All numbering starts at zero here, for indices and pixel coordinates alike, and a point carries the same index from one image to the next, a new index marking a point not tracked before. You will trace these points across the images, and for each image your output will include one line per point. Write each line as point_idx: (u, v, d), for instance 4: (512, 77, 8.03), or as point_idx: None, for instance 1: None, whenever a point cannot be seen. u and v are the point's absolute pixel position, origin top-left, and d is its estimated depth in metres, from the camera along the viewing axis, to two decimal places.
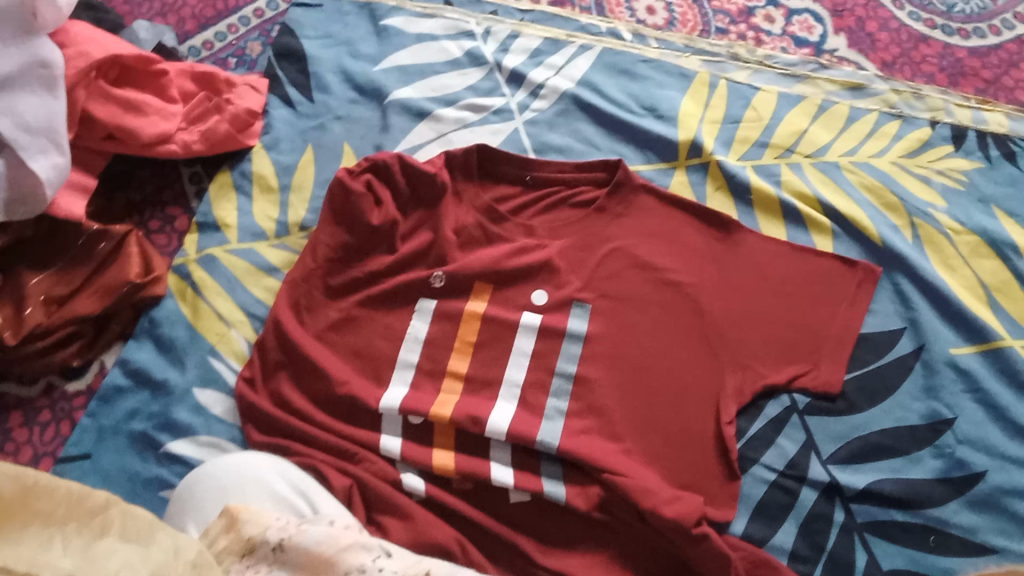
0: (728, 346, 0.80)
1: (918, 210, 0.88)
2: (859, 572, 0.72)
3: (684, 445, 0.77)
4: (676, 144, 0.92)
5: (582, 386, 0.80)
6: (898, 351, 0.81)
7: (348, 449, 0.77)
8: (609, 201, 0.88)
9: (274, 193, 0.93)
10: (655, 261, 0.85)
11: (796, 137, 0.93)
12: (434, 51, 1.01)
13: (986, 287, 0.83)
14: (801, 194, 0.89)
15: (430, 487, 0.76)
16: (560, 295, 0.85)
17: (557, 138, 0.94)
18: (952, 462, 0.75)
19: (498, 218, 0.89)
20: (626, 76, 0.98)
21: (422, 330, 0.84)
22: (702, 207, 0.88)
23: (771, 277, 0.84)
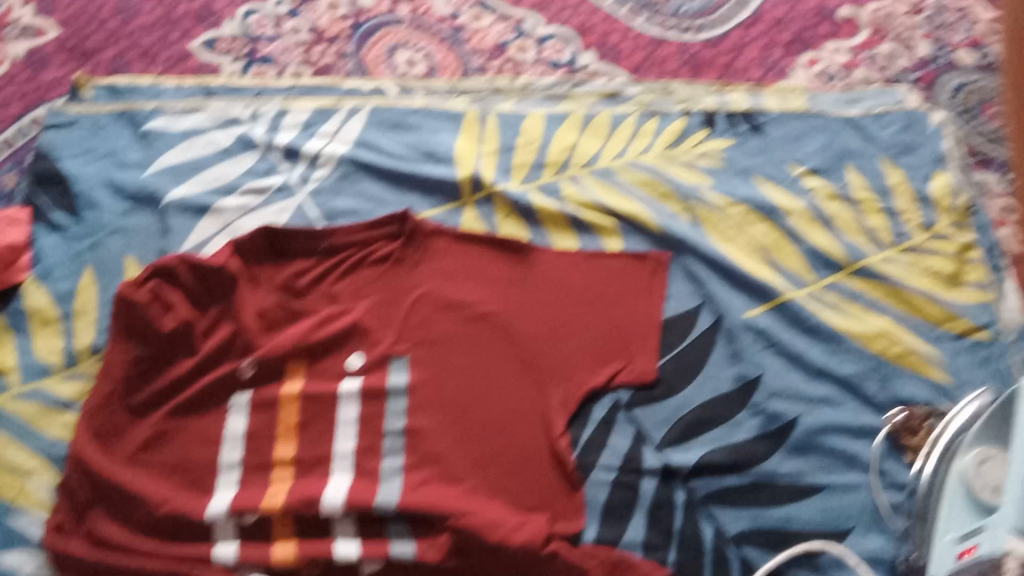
0: (546, 363, 0.83)
1: (689, 194, 0.94)
2: (708, 546, 0.75)
3: (524, 467, 0.77)
4: (458, 182, 0.94)
5: (414, 438, 0.79)
6: (700, 327, 0.86)
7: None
8: (405, 252, 0.90)
9: (55, 324, 0.88)
10: (461, 298, 0.87)
11: (568, 152, 0.97)
12: (202, 144, 0.97)
13: (763, 250, 0.90)
14: (584, 203, 0.93)
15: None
16: (375, 354, 0.84)
17: (345, 202, 0.94)
18: (768, 417, 0.81)
19: (298, 294, 0.88)
20: (398, 128, 0.99)
21: (241, 425, 0.81)
22: (494, 236, 0.90)
23: (572, 287, 0.87)
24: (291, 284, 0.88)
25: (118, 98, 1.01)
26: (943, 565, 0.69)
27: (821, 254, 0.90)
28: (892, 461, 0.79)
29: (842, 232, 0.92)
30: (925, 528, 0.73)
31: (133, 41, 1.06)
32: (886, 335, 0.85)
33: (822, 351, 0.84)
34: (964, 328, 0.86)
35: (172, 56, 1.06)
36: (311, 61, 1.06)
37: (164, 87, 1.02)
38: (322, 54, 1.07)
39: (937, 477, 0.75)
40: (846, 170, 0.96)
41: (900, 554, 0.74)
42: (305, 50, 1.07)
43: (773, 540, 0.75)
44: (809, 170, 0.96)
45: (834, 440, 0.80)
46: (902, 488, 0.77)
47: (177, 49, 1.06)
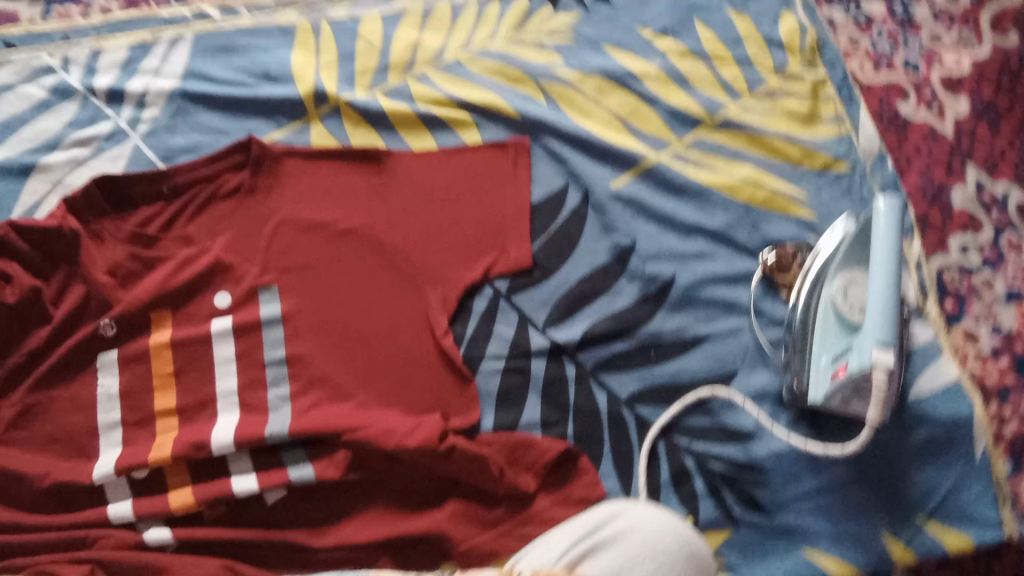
0: (420, 266, 0.82)
1: (541, 74, 0.91)
2: (604, 412, 0.76)
3: (413, 372, 0.77)
4: (300, 99, 0.89)
5: (297, 365, 0.77)
6: (569, 205, 0.86)
7: (77, 535, 0.68)
8: (256, 179, 0.85)
9: None
10: (323, 217, 0.84)
11: (411, 51, 0.92)
12: (14, 100, 0.89)
13: (621, 118, 0.90)
14: (435, 99, 0.90)
15: (176, 532, 0.69)
16: (243, 287, 0.80)
17: (182, 140, 0.88)
18: (645, 281, 0.81)
19: (148, 241, 0.82)
20: (228, 52, 0.92)
21: (114, 384, 0.76)
22: (347, 148, 0.87)
23: (435, 188, 0.85)
24: (140, 232, 0.82)
25: None
26: (823, 386, 0.71)
27: (680, 114, 0.89)
28: (769, 301, 0.80)
29: (697, 88, 0.91)
30: (801, 355, 0.75)
31: None
32: (751, 182, 0.85)
33: (690, 208, 0.85)
34: (824, 163, 0.86)
35: None
36: None
37: None
38: None
39: (810, 305, 0.76)
40: (696, 25, 0.94)
41: (783, 384, 0.76)
42: None
43: (665, 395, 0.77)
44: (657, 32, 0.94)
45: (712, 290, 0.81)
46: (780, 324, 0.79)
47: None
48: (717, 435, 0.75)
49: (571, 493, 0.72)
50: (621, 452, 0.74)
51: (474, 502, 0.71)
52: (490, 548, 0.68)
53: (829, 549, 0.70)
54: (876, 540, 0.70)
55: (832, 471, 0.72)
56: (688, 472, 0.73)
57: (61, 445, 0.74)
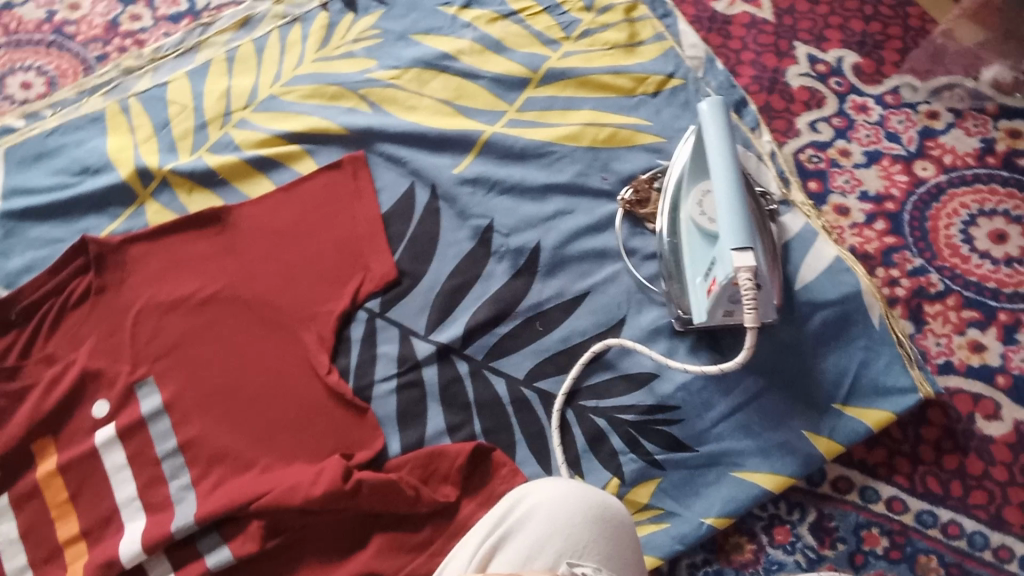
0: (288, 312, 0.79)
1: (358, 83, 0.89)
2: (506, 399, 0.74)
3: (309, 419, 0.75)
4: (126, 183, 0.86)
5: (192, 448, 0.75)
6: (420, 203, 0.83)
7: None
8: (103, 277, 0.81)
9: None
10: (179, 292, 0.81)
11: (225, 99, 0.90)
12: None
13: (449, 102, 0.87)
14: (261, 141, 0.87)
15: None
16: (118, 390, 0.77)
17: (19, 261, 0.84)
18: (513, 255, 0.79)
19: (9, 372, 0.78)
20: (43, 158, 0.89)
21: (13, 527, 0.73)
22: (185, 217, 0.84)
23: (284, 229, 0.83)
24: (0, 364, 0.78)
25: None
26: (702, 306, 0.69)
27: (504, 79, 0.87)
28: (638, 238, 0.79)
29: (514, 49, 0.89)
30: (679, 282, 0.73)
31: None
32: (590, 125, 0.84)
33: (538, 168, 0.83)
34: (657, 83, 0.86)
35: None
36: None
37: None
38: None
39: (674, 230, 0.75)
40: None
41: (672, 315, 0.74)
42: None
43: (561, 363, 0.75)
44: (461, 6, 0.92)
45: (582, 244, 0.79)
46: (653, 257, 0.78)
47: None
48: (621, 386, 0.73)
49: (493, 490, 0.70)
50: (533, 432, 0.73)
51: (400, 529, 0.69)
52: (426, 570, 0.66)
53: (758, 466, 0.68)
54: (799, 440, 0.69)
55: (742, 385, 0.71)
56: (603, 431, 0.71)
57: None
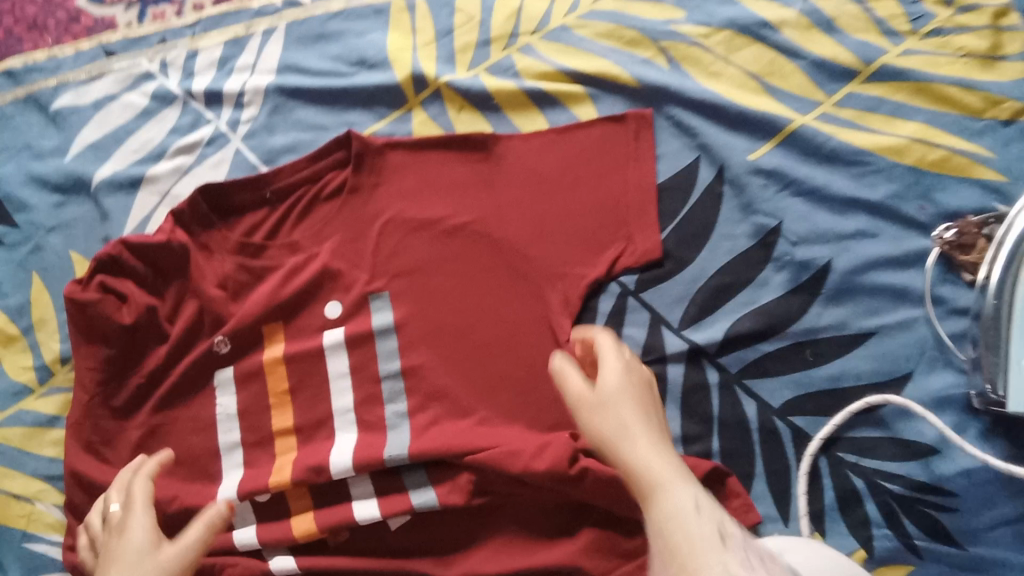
0: (537, 264, 0.74)
1: (660, 33, 0.80)
2: (754, 424, 0.67)
3: (538, 384, 0.71)
4: (399, 86, 0.82)
5: (414, 378, 0.72)
6: (701, 184, 0.75)
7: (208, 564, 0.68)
8: (359, 178, 0.78)
9: (16, 342, 0.80)
10: (431, 214, 0.77)
11: (514, 19, 0.83)
12: (119, 110, 0.88)
13: (757, 78, 0.78)
14: (543, 73, 0.81)
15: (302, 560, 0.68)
16: (353, 296, 0.76)
17: (283, 139, 0.84)
18: (796, 268, 0.71)
19: (255, 250, 0.78)
20: (321, 40, 0.87)
21: (232, 402, 0.74)
22: (451, 135, 0.79)
23: (550, 173, 0.77)
24: (246, 243, 0.78)
25: (17, 82, 0.91)
26: None
27: (827, 64, 0.77)
28: (949, 286, 0.68)
29: (847, 32, 0.77)
30: (994, 355, 0.63)
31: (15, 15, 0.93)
32: (918, 142, 0.72)
33: (846, 177, 0.73)
34: (1013, 111, 0.72)
35: (60, 19, 0.92)
36: None
37: (62, 56, 0.91)
38: None
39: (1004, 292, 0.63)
40: None
41: (972, 389, 0.65)
42: None
43: (826, 404, 0.67)
44: None
45: (878, 276, 0.69)
46: (963, 313, 0.67)
47: (64, 10, 0.93)
48: (889, 449, 0.65)
49: None
50: (776, 470, 0.66)
51: (611, 530, 0.65)
52: None
53: None
54: None
55: None
56: (858, 494, 0.64)
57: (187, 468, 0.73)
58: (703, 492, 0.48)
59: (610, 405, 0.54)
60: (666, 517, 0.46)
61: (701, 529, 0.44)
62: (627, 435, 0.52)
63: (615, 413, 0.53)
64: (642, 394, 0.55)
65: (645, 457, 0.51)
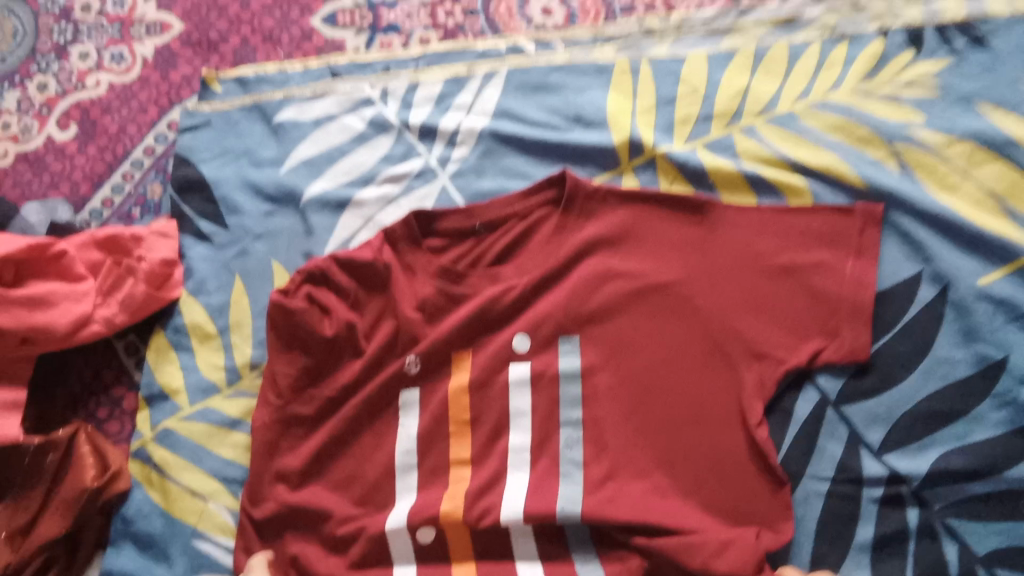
0: (737, 341, 0.70)
1: (895, 135, 0.77)
2: (951, 569, 0.63)
3: (719, 463, 0.68)
4: (614, 148, 0.82)
5: (592, 429, 0.71)
6: (923, 299, 0.71)
7: None
8: (566, 220, 0.77)
9: (213, 339, 0.84)
10: (634, 266, 0.74)
11: (739, 98, 0.82)
12: (336, 131, 0.92)
13: (998, 197, 0.73)
14: (763, 158, 0.79)
15: None
16: (541, 335, 0.74)
17: (488, 184, 0.85)
18: (1019, 410, 0.66)
19: (457, 276, 0.76)
20: (540, 91, 0.88)
21: (415, 426, 0.74)
22: (659, 192, 0.76)
23: (763, 250, 0.73)
24: (450, 268, 0.76)
25: (247, 90, 0.97)
26: None
27: None
28: None
29: None
30: None
31: (254, 26, 1.00)
32: None
33: None
34: None
35: (295, 36, 0.99)
36: (438, 23, 0.96)
37: (291, 72, 0.96)
38: (448, 14, 0.96)
39: None
40: None
41: None
42: (431, 12, 0.96)
43: None
44: None
45: None
46: None
47: (299, 27, 0.99)
48: None
49: None
50: None
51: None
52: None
53: None
54: None
55: None
56: None
57: (362, 495, 0.74)
58: None
59: None
60: None
61: None
62: None
63: None
64: None
65: None
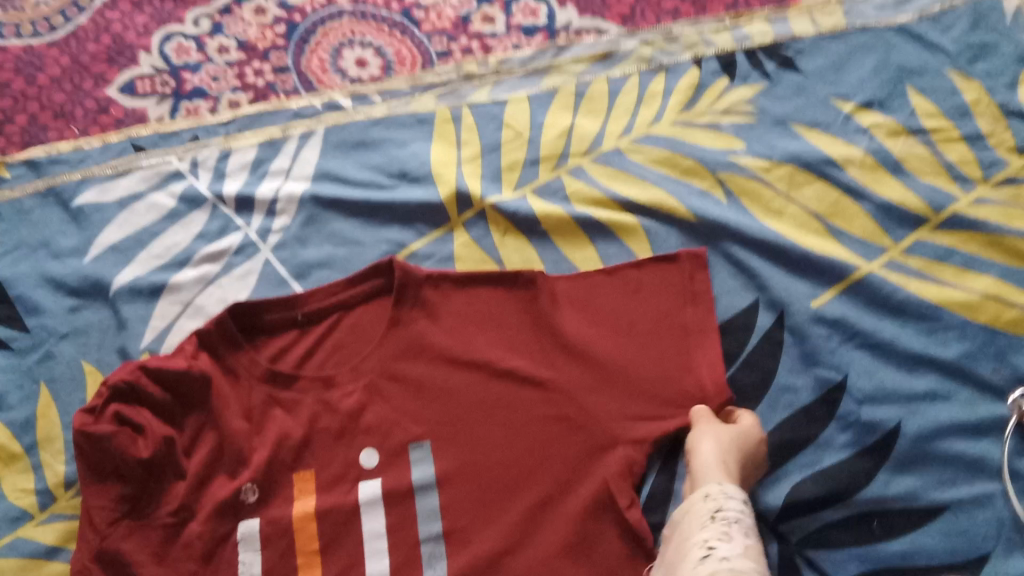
0: (591, 417, 0.68)
1: (718, 163, 0.77)
2: None
3: (592, 551, 0.65)
4: (442, 204, 0.79)
5: (456, 542, 0.67)
6: (760, 328, 0.71)
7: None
8: (399, 310, 0.73)
9: (18, 459, 0.74)
10: (476, 355, 0.71)
11: (564, 139, 0.80)
12: (144, 210, 0.84)
13: (819, 217, 0.74)
14: (594, 199, 0.77)
15: None
16: (389, 445, 0.70)
17: (315, 252, 0.80)
18: (862, 429, 0.66)
19: (285, 380, 0.73)
20: (362, 147, 0.83)
21: (256, 561, 0.68)
22: (494, 270, 0.74)
23: (601, 318, 0.71)
24: (275, 372, 0.73)
25: (40, 174, 0.87)
26: None
27: (893, 208, 0.73)
28: None
29: (915, 175, 0.74)
30: None
31: (43, 102, 0.90)
32: (994, 298, 0.68)
33: (916, 333, 0.68)
34: None
35: (89, 110, 0.90)
36: (247, 84, 0.90)
37: (89, 150, 0.88)
38: (257, 74, 0.90)
39: None
40: (907, 94, 0.78)
41: None
42: (238, 73, 0.90)
43: None
44: (860, 105, 0.78)
45: (951, 444, 0.65)
46: None
47: (94, 100, 0.90)
48: None
49: None
50: None
51: None
52: None
53: None
54: None
55: None
56: None
57: None
58: (740, 519, 0.57)
59: (719, 439, 0.64)
60: (684, 513, 0.61)
61: (690, 545, 0.56)
62: (714, 475, 0.62)
63: (722, 446, 0.63)
64: (743, 462, 0.64)
65: (716, 477, 0.62)
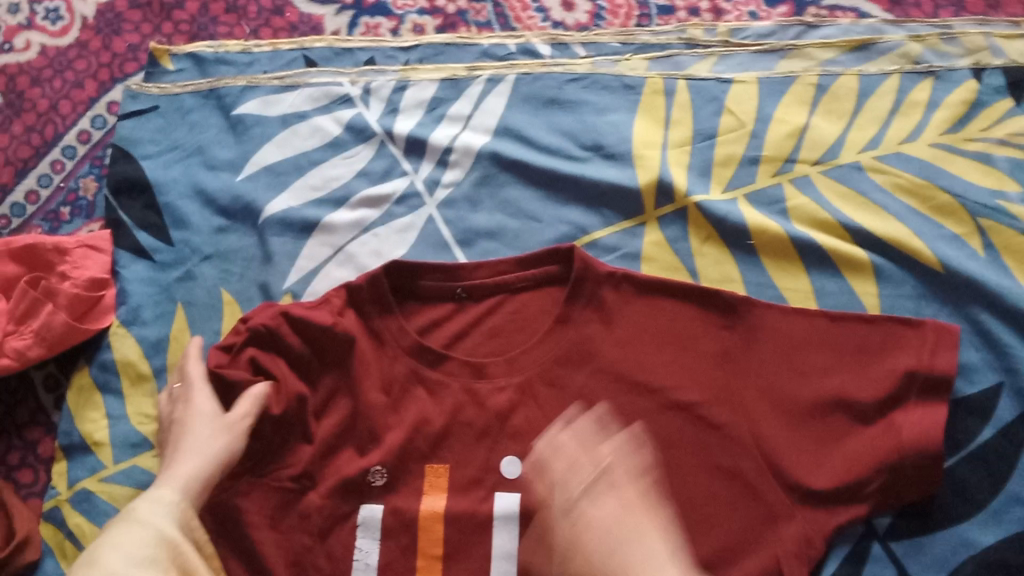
0: (773, 483, 0.58)
1: (982, 205, 0.64)
2: None
3: None
4: (638, 191, 0.68)
5: None
6: (1001, 422, 0.59)
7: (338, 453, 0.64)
8: (571, 307, 0.65)
9: (147, 381, 0.71)
10: (649, 380, 0.62)
11: (794, 140, 0.68)
12: (307, 134, 0.77)
13: None
14: (819, 221, 0.65)
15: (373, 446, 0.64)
16: (536, 459, 0.62)
17: (484, 219, 0.71)
18: None
19: (433, 358, 0.65)
20: (554, 106, 0.73)
21: (374, 552, 0.62)
22: (687, 285, 0.65)
23: (806, 369, 0.60)
24: (423, 348, 0.65)
25: (204, 72, 0.80)
26: None
27: None
28: None
29: None
30: None
31: None
32: None
33: None
34: None
35: (264, 9, 0.82)
36: (435, 8, 0.80)
37: (257, 53, 0.80)
38: None
39: None
40: None
41: None
42: None
43: None
44: None
45: None
46: None
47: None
48: None
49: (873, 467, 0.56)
50: None
51: None
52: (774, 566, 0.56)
53: None
54: None
55: None
56: None
57: None
58: None
59: None
60: None
61: None
62: None
63: None
64: None
65: None
